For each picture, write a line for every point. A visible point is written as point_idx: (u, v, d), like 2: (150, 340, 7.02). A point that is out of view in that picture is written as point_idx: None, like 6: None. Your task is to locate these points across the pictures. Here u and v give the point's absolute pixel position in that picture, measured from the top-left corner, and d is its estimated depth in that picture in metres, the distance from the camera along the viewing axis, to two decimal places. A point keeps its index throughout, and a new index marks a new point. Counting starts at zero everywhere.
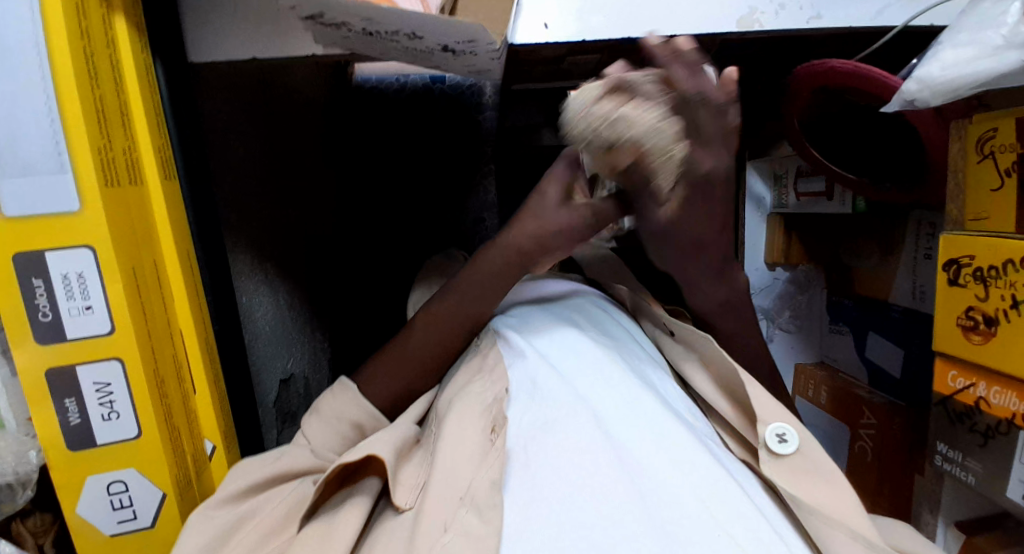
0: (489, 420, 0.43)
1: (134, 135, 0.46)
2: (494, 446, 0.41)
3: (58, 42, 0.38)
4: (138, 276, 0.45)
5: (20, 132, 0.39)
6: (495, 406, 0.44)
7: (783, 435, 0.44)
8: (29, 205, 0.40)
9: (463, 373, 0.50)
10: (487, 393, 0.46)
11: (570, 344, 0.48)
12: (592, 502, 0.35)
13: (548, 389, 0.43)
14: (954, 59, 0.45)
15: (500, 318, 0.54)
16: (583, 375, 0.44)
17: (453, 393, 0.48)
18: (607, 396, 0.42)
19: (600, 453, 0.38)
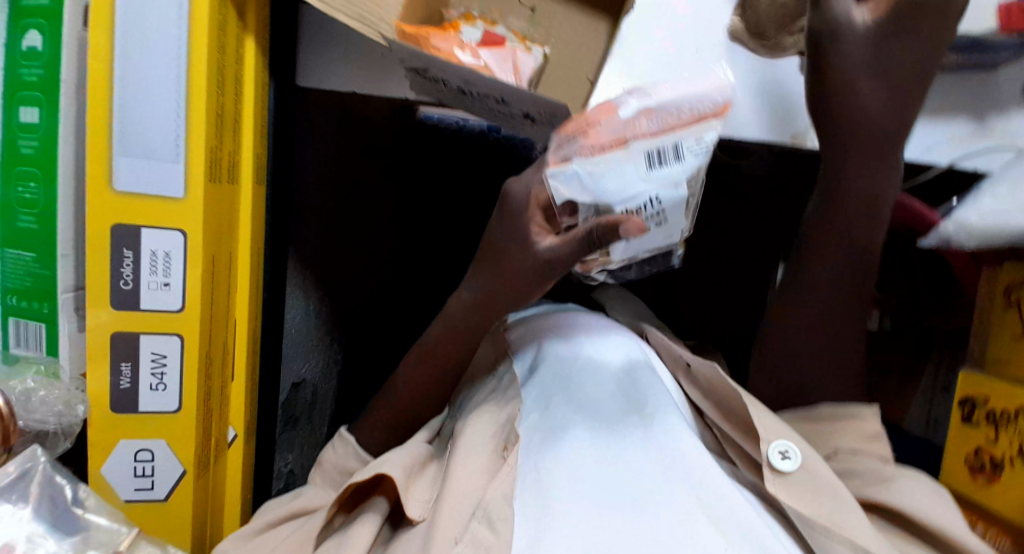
0: (500, 440, 0.44)
1: (240, 139, 0.52)
2: (504, 465, 0.42)
3: (199, 55, 0.45)
4: (213, 265, 0.49)
5: (150, 123, 0.44)
6: (507, 426, 0.45)
7: (786, 453, 0.42)
8: (140, 185, 0.45)
9: (480, 398, 0.51)
10: (500, 412, 0.47)
11: (584, 364, 0.49)
12: (592, 526, 0.35)
13: (559, 414, 0.44)
14: (992, 209, 0.47)
15: (518, 344, 0.55)
16: (589, 395, 0.45)
17: (470, 413, 0.49)
18: (612, 418, 0.43)
19: (603, 475, 0.39)
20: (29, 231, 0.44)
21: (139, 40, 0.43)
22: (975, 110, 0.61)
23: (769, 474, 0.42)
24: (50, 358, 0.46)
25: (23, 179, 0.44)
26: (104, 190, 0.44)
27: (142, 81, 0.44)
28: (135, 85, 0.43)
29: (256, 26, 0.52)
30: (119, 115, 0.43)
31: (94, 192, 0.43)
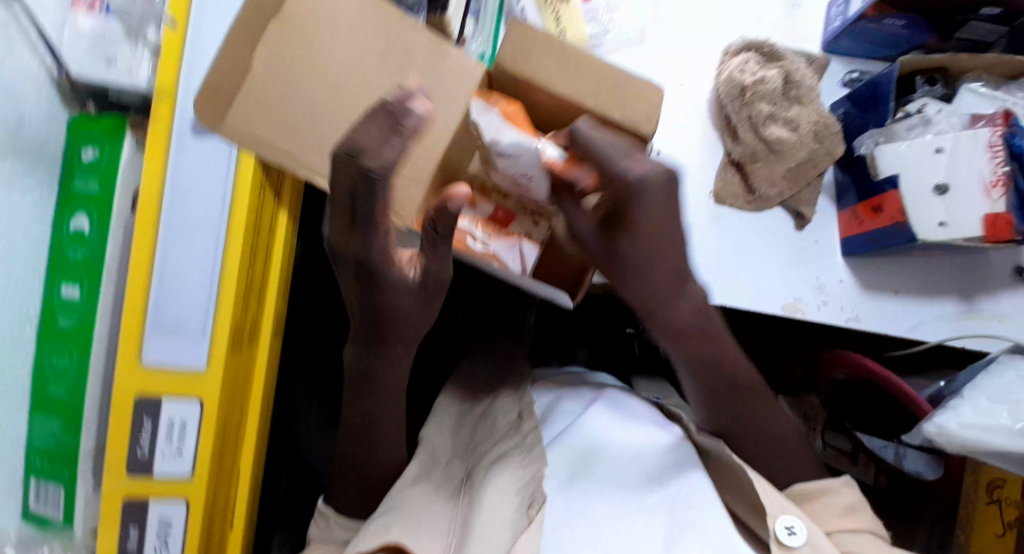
0: (525, 497, 0.44)
1: (264, 302, 0.55)
2: (531, 524, 0.42)
3: (234, 242, 0.49)
4: (225, 428, 0.52)
5: (182, 302, 0.48)
6: (531, 483, 0.45)
7: (792, 527, 0.43)
8: (166, 360, 0.48)
9: (502, 444, 0.51)
10: (522, 471, 0.47)
11: (597, 436, 0.51)
12: None
13: (584, 484, 0.47)
14: (970, 420, 0.50)
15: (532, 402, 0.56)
16: (608, 480, 0.47)
17: (492, 464, 0.49)
18: (617, 504, 0.45)
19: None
20: (58, 399, 0.47)
21: (180, 231, 0.47)
22: (965, 291, 0.64)
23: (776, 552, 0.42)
24: (64, 522, 0.49)
25: (58, 349, 0.47)
26: (134, 365, 0.47)
27: (179, 266, 0.48)
28: (171, 269, 0.47)
29: (289, 200, 0.56)
30: (154, 296, 0.47)
31: (124, 370, 0.47)
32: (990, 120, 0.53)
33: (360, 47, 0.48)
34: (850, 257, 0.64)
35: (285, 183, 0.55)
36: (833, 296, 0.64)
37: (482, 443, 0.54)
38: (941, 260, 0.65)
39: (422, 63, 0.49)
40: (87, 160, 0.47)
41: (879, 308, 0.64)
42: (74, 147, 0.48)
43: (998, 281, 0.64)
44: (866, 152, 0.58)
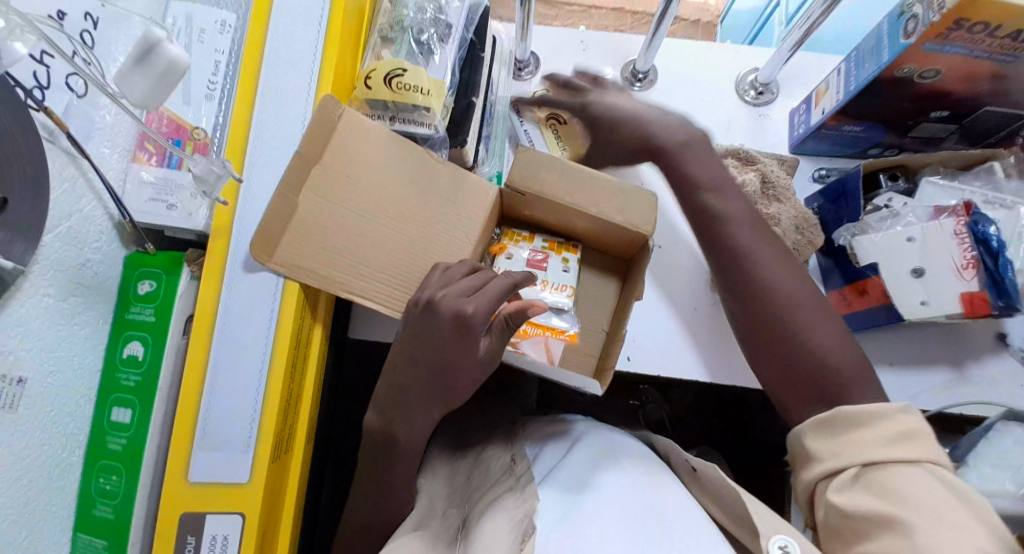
0: (519, 533, 0.41)
1: (300, 412, 0.58)
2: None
3: (279, 356, 0.52)
4: (263, 539, 0.53)
5: (228, 416, 0.51)
6: (525, 521, 0.42)
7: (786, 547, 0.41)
8: (212, 474, 0.50)
9: (496, 486, 0.49)
10: (518, 509, 0.44)
11: (589, 458, 0.49)
12: None
13: (580, 497, 0.44)
14: (979, 485, 0.53)
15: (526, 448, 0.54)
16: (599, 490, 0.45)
17: (487, 505, 0.46)
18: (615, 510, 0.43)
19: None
20: (103, 519, 0.49)
21: (228, 349, 0.51)
22: (954, 359, 0.69)
23: None
24: None
25: (106, 472, 0.49)
26: (181, 480, 0.49)
27: (227, 381, 0.51)
28: (219, 385, 0.51)
29: (323, 313, 0.60)
30: (203, 412, 0.50)
31: (173, 485, 0.49)
32: (953, 211, 0.60)
33: (391, 176, 0.57)
34: None
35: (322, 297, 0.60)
36: None
37: (478, 490, 0.51)
38: (926, 332, 0.70)
39: (445, 191, 0.59)
40: (143, 292, 0.51)
41: (878, 381, 0.68)
42: (130, 280, 0.52)
43: (981, 348, 0.70)
44: (845, 243, 0.64)
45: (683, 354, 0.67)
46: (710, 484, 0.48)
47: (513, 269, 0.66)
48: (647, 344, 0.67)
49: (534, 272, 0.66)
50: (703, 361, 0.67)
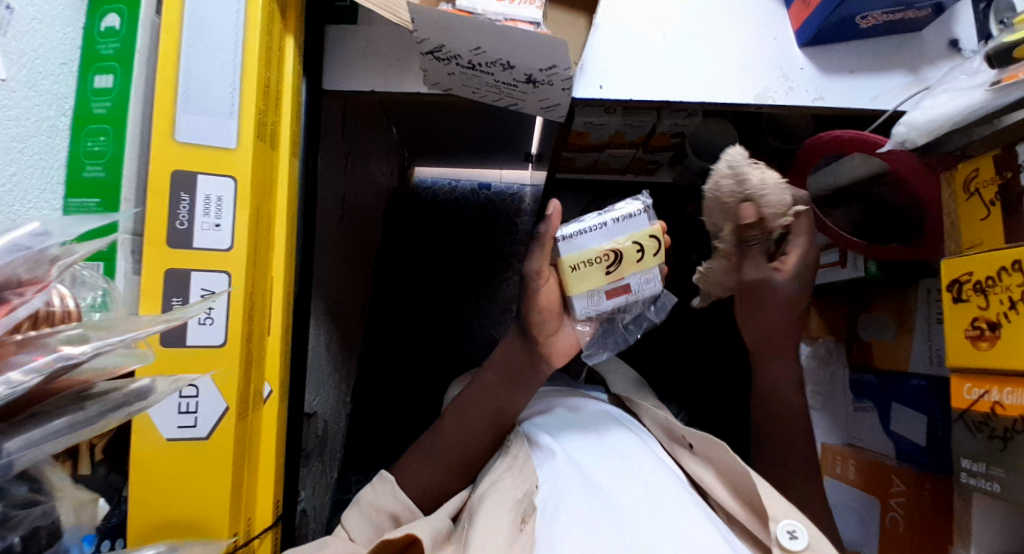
0: (518, 514, 0.50)
1: (279, 116, 0.59)
2: (522, 533, 0.47)
3: (253, 28, 0.52)
4: (258, 215, 0.54)
5: (209, 85, 0.52)
6: (524, 500, 0.52)
7: (794, 532, 0.49)
8: (199, 137, 0.51)
9: (500, 470, 0.59)
10: (518, 490, 0.54)
11: (595, 416, 0.66)
12: (603, 501, 0.48)
13: (575, 499, 0.48)
14: (935, 105, 0.57)
15: (536, 429, 0.64)
16: (598, 472, 0.53)
17: (487, 488, 0.57)
18: (628, 503, 0.48)
19: (589, 498, 0.49)
20: (95, 179, 0.50)
21: (200, 19, 0.52)
22: (912, 64, 0.70)
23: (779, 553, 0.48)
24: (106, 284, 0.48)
25: (92, 135, 0.50)
26: (169, 141, 0.51)
27: (202, 50, 0.52)
28: (197, 53, 0.51)
29: (295, 28, 0.61)
30: (183, 78, 0.51)
31: (159, 142, 0.50)
32: None
33: None
34: (805, 47, 0.70)
35: (289, 8, 0.60)
36: (795, 80, 0.69)
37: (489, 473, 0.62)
38: (886, 40, 0.70)
39: None
40: None
41: (839, 85, 0.69)
42: None
43: (937, 53, 0.70)
44: None
45: (650, 74, 0.69)
46: (707, 455, 0.60)
47: None
48: (616, 69, 0.69)
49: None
50: (675, 83, 0.69)
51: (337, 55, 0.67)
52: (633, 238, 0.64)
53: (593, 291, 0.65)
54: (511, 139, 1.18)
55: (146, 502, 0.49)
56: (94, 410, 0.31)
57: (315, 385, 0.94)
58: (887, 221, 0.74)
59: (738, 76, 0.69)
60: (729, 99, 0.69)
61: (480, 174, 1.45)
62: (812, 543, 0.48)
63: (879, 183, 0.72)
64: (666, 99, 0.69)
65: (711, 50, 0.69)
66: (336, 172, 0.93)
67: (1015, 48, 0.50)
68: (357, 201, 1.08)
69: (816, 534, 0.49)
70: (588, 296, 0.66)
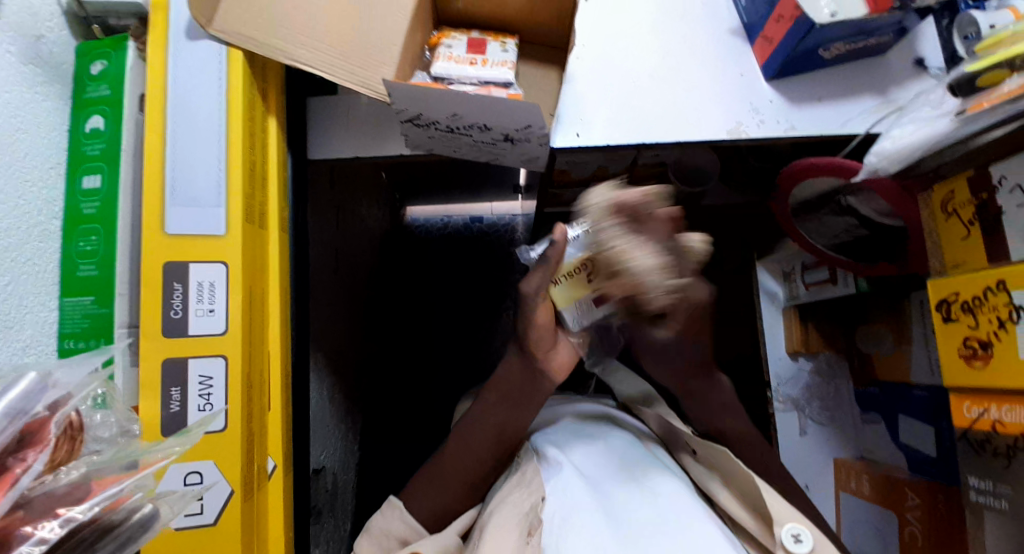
0: (524, 525, 0.49)
1: (266, 194, 0.60)
2: (529, 548, 0.46)
3: (234, 118, 0.54)
4: (251, 296, 0.55)
5: (197, 178, 0.53)
6: (531, 513, 0.50)
7: (799, 535, 0.48)
8: (187, 228, 0.53)
9: (506, 482, 0.57)
10: (524, 501, 0.52)
11: (598, 423, 0.64)
12: (615, 521, 0.46)
13: (587, 516, 0.47)
14: (901, 135, 0.58)
15: (542, 439, 0.63)
16: (608, 485, 0.51)
17: (497, 501, 0.54)
18: (648, 524, 0.46)
19: (600, 513, 0.47)
20: (88, 277, 0.52)
21: (183, 115, 0.53)
22: (878, 86, 0.72)
23: None
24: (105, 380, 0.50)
25: (84, 234, 0.52)
26: (159, 234, 0.52)
27: (187, 144, 0.53)
28: (181, 147, 0.53)
29: (276, 107, 0.63)
30: (170, 172, 0.53)
31: (149, 235, 0.52)
32: None
33: None
34: (773, 79, 0.71)
35: (269, 90, 0.62)
36: (766, 112, 0.71)
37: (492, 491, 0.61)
38: (849, 66, 0.72)
39: None
40: (96, 73, 0.54)
41: (809, 113, 0.71)
42: (82, 65, 0.55)
43: (902, 73, 0.72)
44: None
45: (625, 118, 0.70)
46: (713, 462, 0.58)
47: (452, 54, 0.66)
48: (592, 116, 0.70)
49: (473, 53, 0.66)
50: (650, 125, 0.70)
51: (319, 127, 0.69)
52: (575, 232, 0.64)
53: (578, 303, 0.63)
54: (497, 176, 1.20)
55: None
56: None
57: (322, 442, 0.94)
58: (858, 229, 0.74)
59: (709, 113, 0.71)
60: (702, 135, 0.70)
61: (471, 209, 1.47)
62: (818, 546, 0.48)
63: (843, 195, 0.72)
64: (643, 142, 0.70)
65: (681, 89, 0.71)
66: (327, 229, 0.95)
67: (980, 77, 0.53)
68: (350, 249, 1.09)
69: (818, 537, 0.48)
70: (575, 310, 0.64)
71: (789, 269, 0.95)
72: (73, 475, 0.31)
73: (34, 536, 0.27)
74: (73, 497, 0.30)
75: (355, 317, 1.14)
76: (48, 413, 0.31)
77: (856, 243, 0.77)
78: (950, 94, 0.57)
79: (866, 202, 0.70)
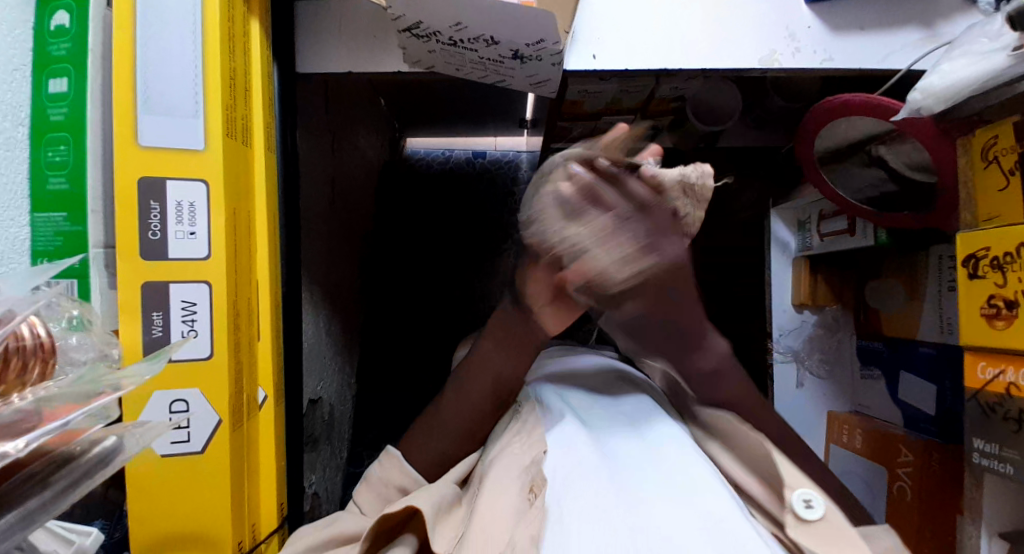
0: (525, 482, 0.48)
1: (249, 108, 0.55)
2: (530, 504, 0.45)
3: (211, 17, 0.48)
4: (235, 218, 0.52)
5: (170, 84, 0.48)
6: (532, 467, 0.49)
7: (810, 501, 0.46)
8: (163, 140, 0.48)
9: (507, 437, 0.56)
10: (525, 456, 0.51)
11: (607, 377, 0.62)
12: (621, 477, 0.44)
13: (590, 472, 0.45)
14: (952, 70, 0.53)
15: (547, 390, 0.61)
16: (614, 441, 0.49)
17: (497, 455, 0.54)
18: (652, 480, 0.44)
19: (603, 469, 0.46)
20: (59, 191, 0.48)
21: (152, 9, 0.47)
22: (928, 16, 0.65)
23: (793, 521, 0.46)
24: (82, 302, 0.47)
25: (52, 144, 0.48)
26: (132, 147, 0.47)
27: (158, 44, 0.48)
28: (151, 48, 0.47)
29: (259, 8, 0.57)
30: (141, 75, 0.47)
31: (120, 147, 0.47)
32: None
33: None
34: (813, 3, 0.64)
35: None
36: (802, 41, 0.64)
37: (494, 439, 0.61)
38: None
39: None
40: None
41: (848, 43, 0.64)
42: None
43: (956, 1, 0.65)
44: None
45: (646, 41, 0.64)
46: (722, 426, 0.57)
47: None
48: (609, 36, 0.64)
49: None
50: (672, 50, 0.64)
51: (310, 34, 0.62)
52: None
53: None
54: (503, 107, 1.13)
55: (144, 517, 0.49)
56: (57, 486, 0.29)
57: (317, 372, 0.93)
58: (887, 183, 0.71)
59: (741, 41, 0.64)
60: (730, 65, 0.64)
61: (475, 142, 1.40)
62: (829, 514, 0.46)
63: (875, 143, 0.68)
64: (664, 68, 0.64)
65: (710, 10, 0.64)
66: (322, 153, 0.90)
67: None
68: (347, 177, 1.04)
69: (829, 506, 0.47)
70: None
71: (804, 218, 0.91)
72: (24, 404, 0.29)
73: None
74: (24, 428, 0.28)
75: (352, 249, 1.10)
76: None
77: (881, 199, 0.73)
78: (1007, 26, 0.50)
79: (898, 153, 0.66)
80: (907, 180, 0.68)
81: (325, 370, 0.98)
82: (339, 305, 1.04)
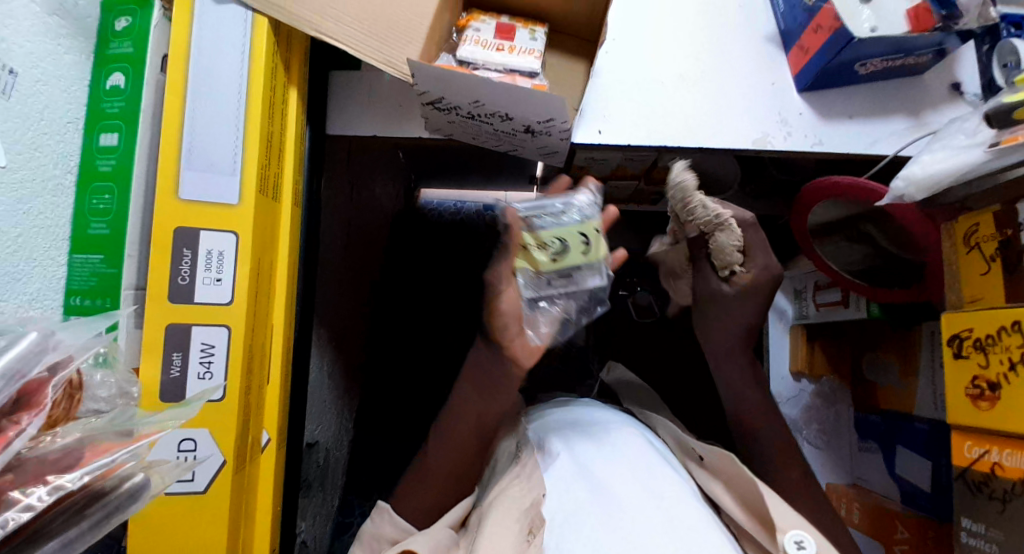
0: (525, 523, 0.48)
1: (281, 166, 0.60)
2: (531, 547, 0.45)
3: (256, 87, 0.54)
4: (259, 267, 0.55)
5: (213, 145, 0.53)
6: (531, 509, 0.49)
7: (801, 542, 0.47)
8: (200, 194, 0.52)
9: (506, 476, 0.56)
10: (526, 498, 0.51)
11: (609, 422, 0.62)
12: (623, 529, 0.44)
13: (590, 524, 0.45)
14: (930, 162, 0.57)
15: (549, 433, 0.61)
16: (616, 489, 0.49)
17: (496, 495, 0.53)
18: (655, 534, 0.44)
19: (605, 519, 0.46)
20: (100, 235, 0.52)
21: (204, 78, 0.53)
22: (913, 108, 0.70)
23: None
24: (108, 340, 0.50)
25: (98, 192, 0.52)
26: (172, 199, 0.52)
27: (206, 109, 0.53)
28: (199, 112, 0.53)
29: (298, 77, 0.62)
30: (188, 136, 0.52)
31: (161, 198, 0.52)
32: None
33: None
34: (805, 92, 0.70)
35: (292, 61, 0.61)
36: (794, 126, 0.69)
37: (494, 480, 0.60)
38: (885, 85, 0.70)
39: None
40: (121, 28, 0.54)
41: (837, 130, 0.69)
42: (107, 19, 0.54)
43: (939, 96, 0.70)
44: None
45: (649, 120, 0.69)
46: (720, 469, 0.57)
47: (480, 38, 0.64)
48: (615, 114, 0.69)
49: (501, 40, 0.64)
50: (674, 129, 0.69)
51: (341, 99, 0.68)
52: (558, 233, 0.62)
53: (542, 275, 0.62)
54: (515, 166, 1.18)
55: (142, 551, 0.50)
56: (93, 519, 0.30)
57: (317, 416, 0.94)
58: (877, 261, 0.74)
59: (736, 123, 0.69)
60: (726, 144, 0.69)
61: (484, 195, 1.44)
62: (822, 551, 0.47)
63: (865, 221, 0.71)
64: (665, 145, 0.69)
65: (709, 94, 0.70)
66: (340, 204, 0.94)
67: (1016, 110, 0.51)
68: (362, 226, 1.09)
69: (822, 543, 0.48)
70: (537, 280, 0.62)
71: (800, 287, 0.94)
72: (67, 441, 0.32)
73: (21, 502, 0.27)
74: (64, 464, 0.30)
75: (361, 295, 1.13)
76: (48, 374, 0.33)
77: (873, 273, 0.75)
78: (982, 125, 0.55)
79: (887, 231, 0.70)
80: (897, 257, 0.71)
81: (325, 414, 0.99)
82: (344, 349, 1.06)
